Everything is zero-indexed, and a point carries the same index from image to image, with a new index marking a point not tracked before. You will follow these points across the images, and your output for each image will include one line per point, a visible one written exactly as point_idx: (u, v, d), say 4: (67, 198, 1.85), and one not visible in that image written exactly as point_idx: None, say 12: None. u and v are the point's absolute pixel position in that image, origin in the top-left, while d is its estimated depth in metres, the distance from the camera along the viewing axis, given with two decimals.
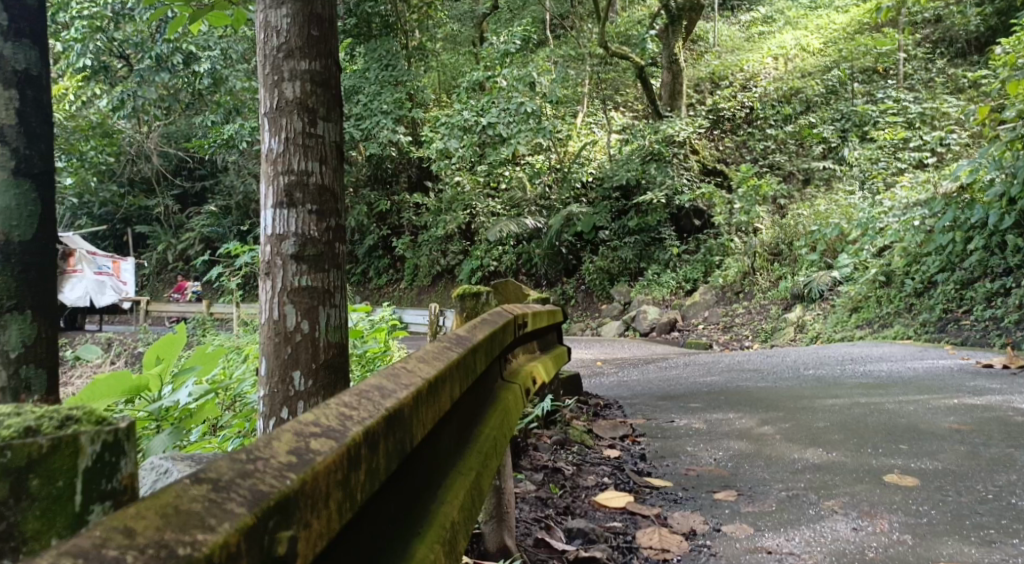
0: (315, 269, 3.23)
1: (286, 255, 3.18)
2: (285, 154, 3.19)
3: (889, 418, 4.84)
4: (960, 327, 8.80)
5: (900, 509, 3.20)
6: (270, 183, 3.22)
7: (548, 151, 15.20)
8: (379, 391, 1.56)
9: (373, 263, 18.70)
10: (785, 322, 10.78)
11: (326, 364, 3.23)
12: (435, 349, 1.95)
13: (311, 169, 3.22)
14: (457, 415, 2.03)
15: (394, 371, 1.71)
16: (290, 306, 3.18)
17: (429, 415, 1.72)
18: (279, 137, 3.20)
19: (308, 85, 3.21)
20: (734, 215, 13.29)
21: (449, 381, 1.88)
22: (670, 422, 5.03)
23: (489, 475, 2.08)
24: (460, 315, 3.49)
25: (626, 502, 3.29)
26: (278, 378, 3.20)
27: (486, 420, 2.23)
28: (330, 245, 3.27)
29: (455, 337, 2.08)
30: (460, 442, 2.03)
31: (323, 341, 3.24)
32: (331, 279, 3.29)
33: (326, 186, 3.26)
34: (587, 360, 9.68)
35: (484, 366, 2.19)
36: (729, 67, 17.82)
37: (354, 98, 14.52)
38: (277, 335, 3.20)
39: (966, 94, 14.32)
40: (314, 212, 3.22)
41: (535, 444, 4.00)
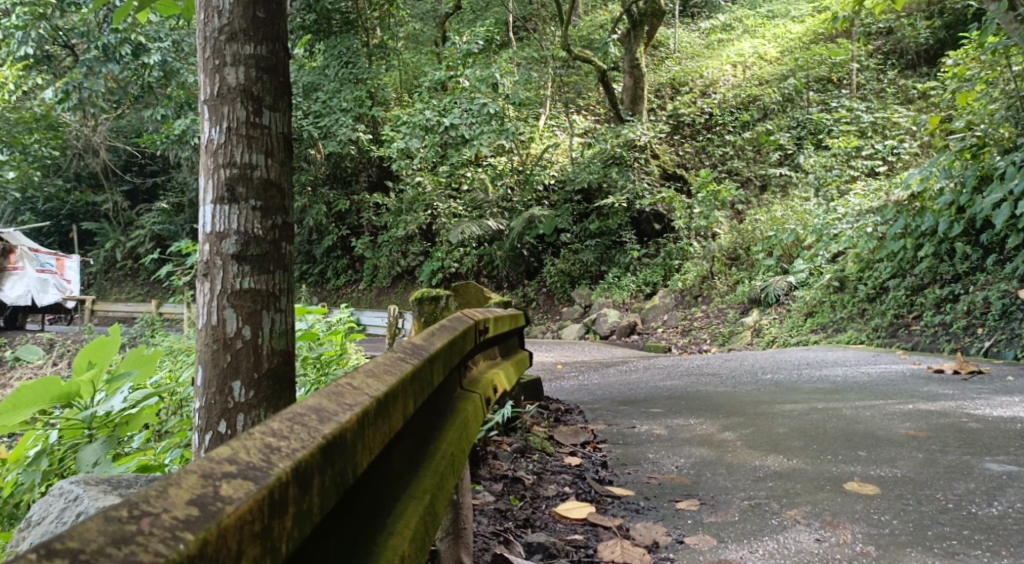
0: (259, 271, 3.09)
1: (227, 255, 3.05)
2: (227, 145, 3.06)
3: (847, 424, 4.82)
4: (912, 333, 8.88)
5: (862, 518, 3.15)
6: (210, 175, 3.08)
7: (509, 153, 15.09)
8: (317, 413, 1.63)
9: (331, 264, 18.46)
10: (742, 326, 10.82)
11: (268, 374, 3.09)
12: (385, 363, 1.87)
13: (256, 162, 3.09)
14: (410, 433, 1.93)
15: (338, 392, 1.71)
16: (230, 311, 3.04)
17: (373, 443, 1.70)
18: (221, 127, 3.06)
19: (252, 71, 3.07)
20: (693, 220, 13.36)
21: (398, 400, 1.81)
22: (630, 427, 4.97)
23: (445, 496, 1.98)
24: (419, 320, 3.37)
25: (587, 513, 3.20)
26: (217, 389, 3.05)
27: (444, 434, 2.13)
28: (276, 245, 3.13)
29: (409, 348, 1.98)
30: (413, 461, 1.94)
31: (267, 348, 3.09)
32: (276, 281, 3.14)
33: (270, 179, 3.12)
34: (546, 363, 9.61)
35: (443, 378, 2.09)
36: (689, 74, 17.88)
37: (312, 96, 14.32)
38: (215, 341, 3.05)
39: (914, 105, 14.52)
40: (258, 208, 3.08)
41: (495, 452, 3.89)
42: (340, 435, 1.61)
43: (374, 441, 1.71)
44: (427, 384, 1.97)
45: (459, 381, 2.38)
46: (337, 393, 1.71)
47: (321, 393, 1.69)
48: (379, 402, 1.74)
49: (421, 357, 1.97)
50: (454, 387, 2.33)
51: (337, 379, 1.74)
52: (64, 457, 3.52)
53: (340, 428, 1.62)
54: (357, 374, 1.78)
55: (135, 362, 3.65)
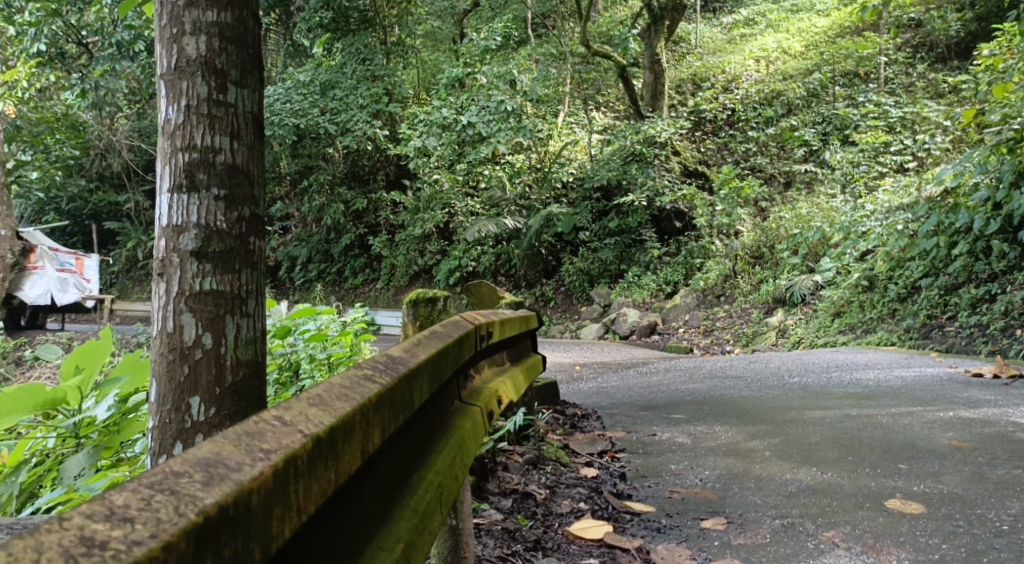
0: (221, 271, 2.86)
1: (184, 252, 2.81)
2: (186, 125, 2.82)
3: (883, 433, 4.53)
4: (945, 334, 8.54)
5: (907, 542, 2.87)
6: (168, 160, 2.84)
7: (528, 151, 14.87)
8: (203, 480, 1.26)
9: (349, 263, 18.26)
10: (766, 327, 10.51)
11: (232, 389, 2.85)
12: (341, 386, 1.54)
13: (219, 145, 2.85)
14: (376, 467, 1.61)
15: (257, 433, 1.36)
16: (187, 316, 2.80)
17: (306, 499, 1.36)
18: (179, 105, 2.83)
19: (215, 41, 2.84)
20: (716, 217, 13.06)
21: (354, 435, 1.48)
22: (651, 435, 4.71)
23: (426, 541, 1.67)
24: (412, 324, 3.10)
25: (604, 533, 2.95)
26: (172, 406, 2.79)
27: (428, 461, 1.83)
28: (241, 240, 2.89)
29: (381, 362, 1.67)
30: (383, 504, 1.63)
31: (231, 359, 2.86)
32: (241, 281, 2.90)
33: (236, 164, 2.88)
34: (565, 364, 9.33)
35: (427, 395, 1.80)
36: (711, 69, 17.57)
37: (329, 94, 14.18)
38: (171, 352, 2.80)
39: (945, 99, 14.20)
40: (221, 197, 2.84)
41: (505, 464, 3.65)
42: (241, 503, 1.25)
43: (307, 495, 1.36)
44: (401, 408, 1.65)
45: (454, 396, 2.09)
46: (256, 433, 1.37)
47: (228, 437, 1.34)
48: (315, 444, 1.39)
49: (394, 375, 1.66)
50: (447, 403, 2.04)
51: (266, 410, 1.42)
52: (49, 466, 3.27)
53: (240, 492, 1.26)
54: (297, 403, 1.46)
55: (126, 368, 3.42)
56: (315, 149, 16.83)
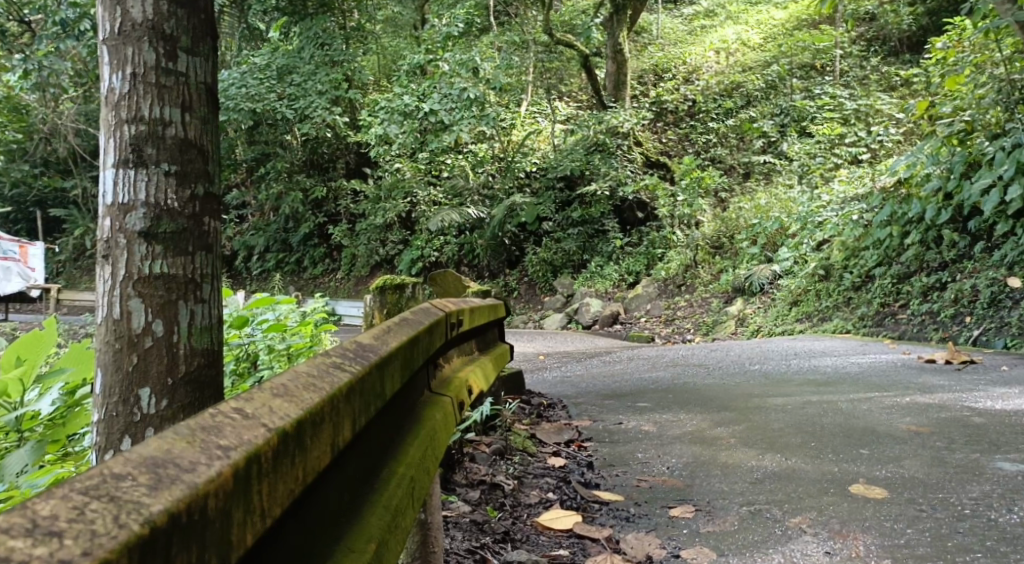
0: (173, 254, 2.63)
1: (132, 232, 2.58)
2: (132, 95, 2.60)
3: (844, 419, 4.55)
4: (898, 321, 8.64)
5: (873, 527, 2.87)
6: (112, 133, 2.61)
7: (490, 140, 14.82)
8: (150, 484, 1.00)
9: (309, 252, 18.05)
10: (726, 315, 10.57)
11: (187, 380, 2.64)
12: (308, 373, 1.33)
13: (169, 118, 2.63)
14: (346, 461, 1.41)
15: (213, 427, 1.12)
16: (137, 301, 2.58)
17: (269, 502, 1.13)
18: (123, 73, 2.61)
19: (164, 5, 2.63)
20: (677, 207, 13.10)
21: (323, 427, 1.27)
22: (617, 424, 4.68)
23: (398, 541, 1.47)
24: (380, 312, 3.03)
25: (573, 524, 2.92)
26: (120, 399, 2.58)
27: (400, 454, 1.65)
28: (196, 221, 2.68)
29: (349, 352, 1.48)
30: (352, 503, 1.42)
31: (185, 349, 2.64)
32: (196, 264, 2.68)
33: (188, 138, 2.66)
34: (528, 353, 9.29)
35: (400, 384, 1.64)
36: (672, 60, 17.63)
37: (287, 79, 14.00)
38: (118, 341, 2.58)
39: (897, 92, 14.43)
40: (173, 173, 2.62)
41: (472, 455, 3.60)
42: (197, 508, 1.01)
43: (272, 498, 1.13)
44: (371, 400, 1.46)
45: (422, 388, 1.96)
46: (212, 428, 1.12)
47: (180, 431, 1.09)
48: (281, 438, 1.16)
49: (363, 364, 1.46)
50: (415, 394, 1.90)
51: (220, 401, 1.18)
52: None
53: (195, 496, 1.01)
54: (258, 393, 1.22)
55: (72, 359, 3.28)
56: (272, 136, 16.57)
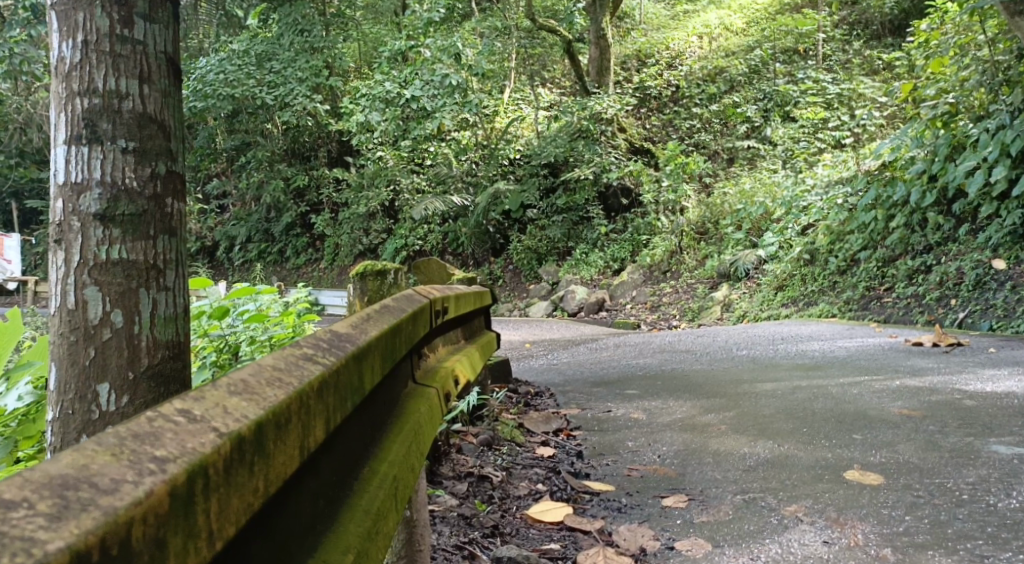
0: (132, 238, 2.44)
1: (87, 215, 2.38)
2: (84, 65, 2.40)
3: (836, 404, 4.49)
4: (883, 304, 8.58)
5: (870, 515, 2.80)
6: (63, 107, 2.40)
7: (473, 127, 14.72)
8: (51, 514, 0.79)
9: (291, 242, 17.84)
10: (711, 301, 10.49)
11: (150, 375, 2.46)
12: (276, 367, 1.20)
13: (127, 90, 2.43)
14: (318, 463, 1.29)
15: (150, 434, 0.93)
16: (93, 290, 2.39)
17: (221, 521, 0.94)
18: (74, 41, 2.40)
19: None
20: (661, 194, 13.04)
21: (292, 428, 1.12)
22: (606, 412, 4.59)
23: (377, 549, 1.36)
24: (361, 299, 2.92)
25: (564, 516, 2.84)
26: (76, 395, 2.40)
27: (382, 455, 1.54)
28: (158, 203, 2.49)
29: (322, 342, 1.36)
30: (324, 510, 1.29)
31: (147, 341, 2.46)
32: (158, 250, 2.49)
33: (146, 112, 2.45)
34: (514, 341, 9.18)
35: (380, 378, 1.53)
36: (655, 45, 17.56)
37: (266, 66, 13.71)
38: (73, 333, 2.39)
39: (880, 75, 14.48)
40: (131, 151, 2.43)
41: (459, 446, 3.53)
42: (120, 539, 0.81)
43: (225, 513, 0.95)
44: (345, 398, 1.33)
45: (404, 381, 1.85)
46: (146, 436, 0.92)
47: (104, 443, 0.89)
48: (238, 444, 0.98)
49: (337, 357, 1.33)
50: (397, 388, 1.78)
51: (162, 402, 0.99)
52: None
53: (116, 523, 0.81)
54: (212, 391, 1.05)
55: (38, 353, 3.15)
56: (253, 125, 16.38)
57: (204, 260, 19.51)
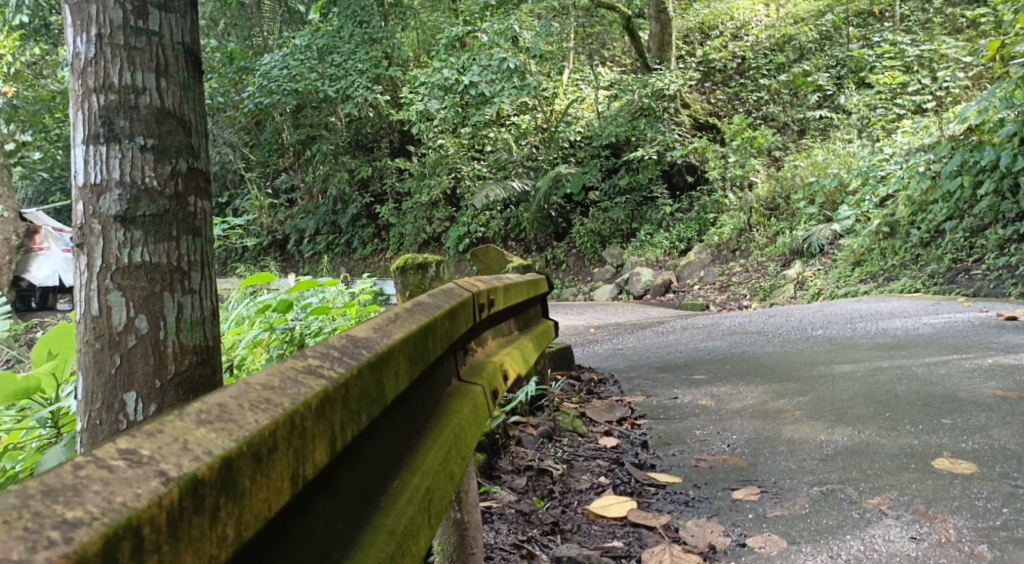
0: (154, 240, 2.40)
1: (107, 216, 2.34)
2: (99, 60, 2.34)
3: (921, 385, 4.25)
4: (971, 277, 8.19)
5: (963, 508, 2.61)
6: (80, 105, 2.36)
7: (533, 110, 14.59)
8: None
9: (358, 233, 17.92)
10: (784, 279, 10.17)
11: (177, 381, 2.42)
12: (268, 387, 1.14)
13: (143, 84, 2.37)
14: (330, 485, 1.20)
15: (71, 489, 0.90)
16: (117, 295, 2.35)
17: None
18: (87, 35, 2.35)
19: None
20: (729, 170, 12.71)
21: (278, 457, 1.06)
22: (672, 399, 4.45)
23: None
24: (402, 293, 2.80)
25: (627, 510, 2.72)
26: (103, 405, 2.36)
27: (414, 465, 1.45)
28: (180, 202, 2.43)
29: (330, 352, 1.28)
30: (341, 533, 1.21)
31: (173, 346, 2.42)
32: (181, 251, 2.44)
33: (164, 107, 2.40)
34: (579, 326, 9.05)
35: (408, 384, 1.44)
36: (719, 16, 17.04)
37: (328, 59, 13.54)
38: (98, 341, 2.36)
39: (963, 35, 13.82)
40: (150, 148, 2.37)
41: (518, 439, 3.43)
42: None
43: None
44: (358, 412, 1.24)
45: (447, 381, 1.76)
46: (64, 491, 0.90)
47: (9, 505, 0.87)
48: (191, 491, 0.95)
49: (344, 369, 1.24)
50: (438, 388, 1.69)
51: (107, 445, 0.97)
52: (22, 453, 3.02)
53: None
54: (177, 422, 1.02)
55: None
56: (317, 118, 16.72)
57: (275, 254, 19.81)
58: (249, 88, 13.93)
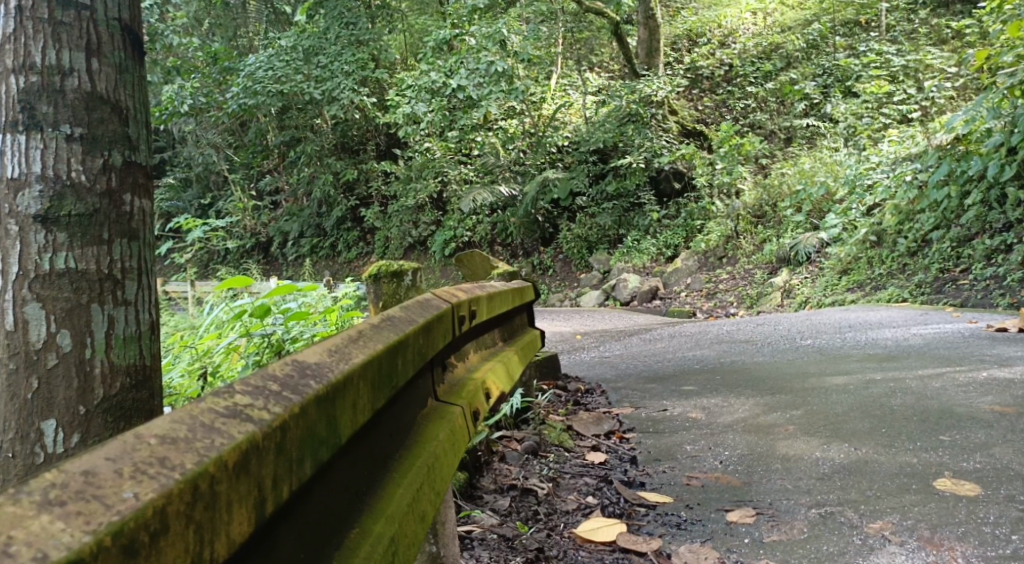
0: (81, 244, 2.22)
1: (26, 216, 2.16)
2: (19, 35, 2.17)
3: (916, 399, 4.12)
4: (958, 287, 8.09)
5: (971, 534, 2.47)
6: None
7: (520, 115, 14.45)
8: None
9: (342, 236, 17.71)
10: (771, 287, 10.05)
11: (105, 407, 2.25)
12: (167, 443, 0.97)
13: (72, 66, 2.21)
14: (262, 550, 1.04)
15: None
16: (34, 306, 2.17)
17: None
18: (6, 8, 2.19)
19: None
20: (716, 176, 12.61)
21: (167, 539, 0.90)
22: (662, 411, 4.30)
23: None
24: (376, 302, 2.62)
25: (616, 535, 2.56)
26: (17, 435, 2.17)
27: (375, 509, 1.29)
28: (114, 202, 2.29)
29: (266, 387, 1.12)
30: None
31: (102, 367, 2.25)
32: (112, 258, 2.28)
33: (95, 91, 2.25)
34: (565, 333, 8.90)
35: (366, 419, 1.28)
36: (707, 23, 16.93)
37: (313, 60, 13.35)
38: (13, 359, 2.16)
39: (948, 45, 13.83)
40: (80, 138, 2.22)
41: (501, 455, 3.27)
42: None
43: None
44: (296, 461, 1.09)
45: (421, 404, 1.61)
46: None
47: None
48: None
49: (280, 408, 1.08)
50: (410, 413, 1.54)
51: None
52: None
53: None
54: (23, 502, 0.84)
55: None
56: (301, 120, 16.49)
57: (258, 256, 19.54)
58: (233, 88, 13.52)
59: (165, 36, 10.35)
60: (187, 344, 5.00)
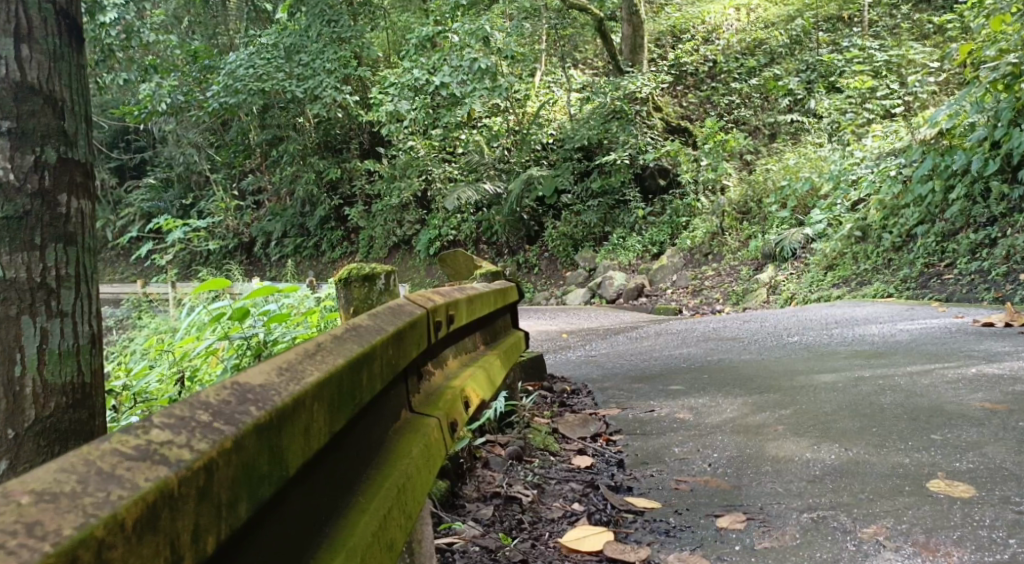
0: (11, 254, 2.28)
1: None
2: None
3: (905, 398, 4.05)
4: (943, 282, 8.04)
5: (967, 538, 2.39)
6: None
7: (504, 113, 14.32)
8: None
9: (326, 236, 17.58)
10: (756, 283, 10.01)
11: (36, 429, 2.31)
12: (43, 501, 0.91)
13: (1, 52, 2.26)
14: None
15: None
16: None
17: None
18: None
19: None
20: (701, 173, 12.55)
21: None
22: (648, 412, 4.22)
23: None
24: (345, 307, 2.52)
25: (603, 545, 2.48)
26: None
27: (335, 541, 1.25)
28: (47, 207, 2.34)
29: (186, 424, 1.06)
30: None
31: (34, 387, 2.30)
32: (47, 273, 2.33)
33: (24, 81, 2.29)
34: (551, 332, 8.83)
35: (320, 445, 1.23)
36: (690, 19, 16.88)
37: (294, 59, 13.24)
38: None
39: (930, 40, 13.81)
40: (10, 135, 2.27)
41: (485, 460, 3.18)
42: None
43: None
44: (227, 504, 1.05)
45: (394, 417, 1.56)
46: None
47: None
48: None
49: (206, 446, 1.04)
50: (379, 430, 1.50)
51: None
52: None
53: None
54: None
55: None
56: (284, 119, 16.04)
57: (241, 258, 19.28)
58: (214, 87, 13.29)
59: (144, 35, 10.18)
60: (165, 348, 4.93)
